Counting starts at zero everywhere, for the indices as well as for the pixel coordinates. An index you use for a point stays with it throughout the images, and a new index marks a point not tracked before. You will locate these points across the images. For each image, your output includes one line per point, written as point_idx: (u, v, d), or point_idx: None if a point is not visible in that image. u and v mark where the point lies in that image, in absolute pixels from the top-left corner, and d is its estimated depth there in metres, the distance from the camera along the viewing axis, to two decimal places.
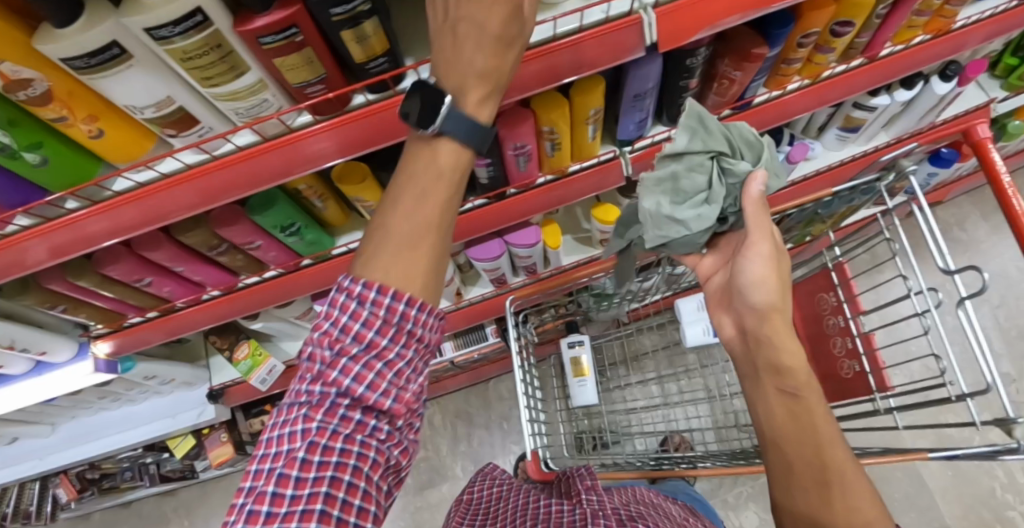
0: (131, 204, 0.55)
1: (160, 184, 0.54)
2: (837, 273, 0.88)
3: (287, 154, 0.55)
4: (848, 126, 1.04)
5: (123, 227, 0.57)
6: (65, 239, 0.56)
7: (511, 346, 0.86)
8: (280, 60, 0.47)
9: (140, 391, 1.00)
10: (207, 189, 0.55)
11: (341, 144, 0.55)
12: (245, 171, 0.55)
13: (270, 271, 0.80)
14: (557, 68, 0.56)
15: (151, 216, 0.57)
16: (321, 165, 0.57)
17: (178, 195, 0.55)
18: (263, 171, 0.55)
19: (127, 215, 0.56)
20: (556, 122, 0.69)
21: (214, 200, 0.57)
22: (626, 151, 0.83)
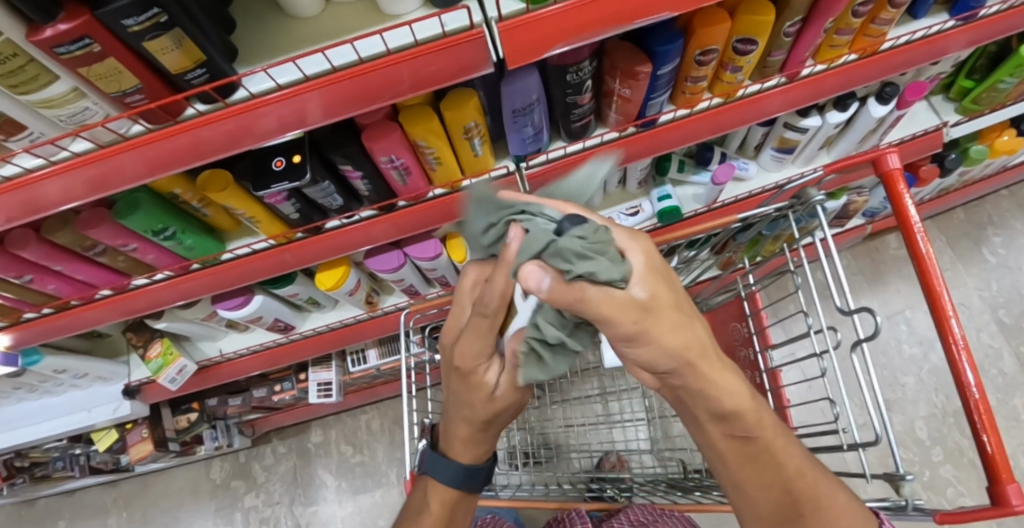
0: (76, 172, 0.55)
1: (103, 153, 0.54)
2: (749, 303, 0.85)
3: (232, 126, 0.54)
4: (783, 147, 1.01)
5: (72, 195, 0.56)
6: (12, 204, 0.56)
7: (404, 368, 0.87)
8: (86, 70, 0.47)
9: (55, 385, 1.01)
10: (154, 158, 0.55)
11: (287, 119, 0.54)
12: (193, 142, 0.54)
13: (158, 273, 0.80)
14: (387, 83, 0.54)
15: (99, 184, 0.56)
16: (277, 138, 0.56)
17: (127, 162, 0.55)
18: (210, 144, 0.55)
19: (75, 185, 0.56)
20: (428, 136, 0.67)
21: (164, 169, 0.56)
22: (521, 167, 0.81)
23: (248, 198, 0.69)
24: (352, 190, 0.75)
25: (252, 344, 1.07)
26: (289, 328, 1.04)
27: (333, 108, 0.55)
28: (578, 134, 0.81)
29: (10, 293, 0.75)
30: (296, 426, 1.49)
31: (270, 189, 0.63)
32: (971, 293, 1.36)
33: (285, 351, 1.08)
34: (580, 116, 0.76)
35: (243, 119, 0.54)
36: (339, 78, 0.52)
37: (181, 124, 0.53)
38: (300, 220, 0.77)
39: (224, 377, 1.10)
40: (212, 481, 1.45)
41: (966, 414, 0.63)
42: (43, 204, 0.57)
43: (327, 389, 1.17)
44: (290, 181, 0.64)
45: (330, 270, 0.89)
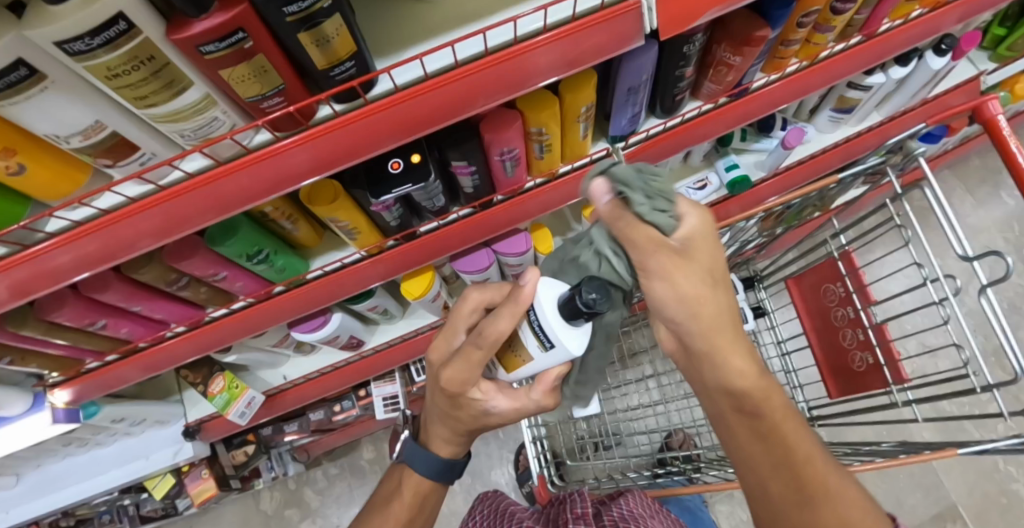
0: (90, 237, 0.47)
1: (121, 214, 0.46)
2: (845, 263, 0.86)
3: (262, 170, 0.48)
4: (841, 107, 1.00)
5: (87, 264, 0.49)
6: (26, 274, 0.47)
7: None
8: (227, 72, 0.40)
9: (107, 436, 0.92)
10: (176, 213, 0.48)
11: (321, 155, 0.48)
12: (220, 193, 0.48)
13: (237, 301, 0.73)
14: (539, 66, 0.49)
15: (113, 249, 0.49)
16: (300, 183, 0.50)
17: (139, 222, 0.48)
18: (238, 194, 0.48)
19: (90, 249, 0.48)
20: (546, 122, 0.64)
21: (181, 227, 0.49)
22: (618, 148, 0.79)
23: (354, 209, 0.63)
24: (456, 188, 0.70)
25: (320, 366, 1.01)
26: (359, 345, 0.98)
27: (382, 137, 0.49)
28: (672, 110, 0.78)
29: (79, 342, 0.67)
30: (345, 445, 1.42)
31: (394, 195, 0.57)
32: (997, 236, 1.42)
33: (355, 370, 1.02)
34: (680, 90, 0.73)
35: (275, 162, 0.47)
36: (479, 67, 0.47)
37: (206, 175, 0.46)
38: (396, 227, 0.72)
39: (290, 405, 1.03)
40: (263, 512, 1.37)
41: None
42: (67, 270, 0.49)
43: (394, 403, 1.12)
44: (412, 184, 0.58)
45: (417, 276, 0.85)
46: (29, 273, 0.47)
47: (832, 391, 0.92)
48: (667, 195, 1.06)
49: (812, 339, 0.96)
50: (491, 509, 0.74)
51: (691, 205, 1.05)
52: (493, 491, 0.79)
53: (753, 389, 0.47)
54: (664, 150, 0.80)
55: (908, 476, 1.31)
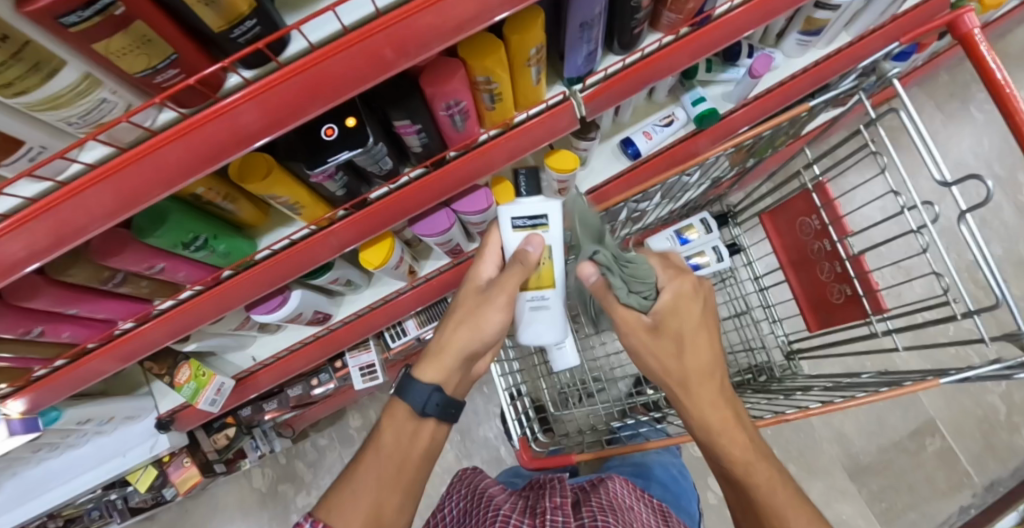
0: (38, 220, 0.42)
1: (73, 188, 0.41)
2: (819, 195, 0.85)
3: (210, 132, 0.42)
4: (809, 30, 0.95)
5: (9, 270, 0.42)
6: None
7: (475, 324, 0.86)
8: (103, 45, 0.34)
9: (78, 438, 0.89)
10: (127, 186, 0.42)
11: (275, 110, 0.43)
12: (170, 162, 0.42)
13: (185, 291, 0.68)
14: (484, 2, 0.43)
15: (61, 235, 0.43)
16: (256, 147, 0.44)
17: (86, 201, 0.42)
18: (188, 161, 0.42)
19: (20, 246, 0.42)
20: (492, 70, 0.58)
21: (134, 206, 0.43)
22: (576, 90, 0.73)
23: (292, 183, 0.58)
24: (404, 149, 0.65)
25: (289, 344, 0.98)
26: (326, 319, 0.95)
27: (335, 91, 0.43)
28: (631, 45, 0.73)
29: (19, 353, 0.63)
30: (331, 416, 1.42)
31: (331, 164, 0.53)
32: (965, 152, 1.42)
33: (327, 343, 0.99)
34: (638, 22, 0.68)
35: (226, 121, 0.42)
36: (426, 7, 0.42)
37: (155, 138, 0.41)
38: (344, 196, 0.68)
39: (264, 385, 1.00)
40: (258, 490, 1.38)
41: None
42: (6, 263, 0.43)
43: (371, 371, 1.12)
44: (351, 151, 0.54)
45: (375, 245, 0.81)
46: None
47: (811, 324, 0.94)
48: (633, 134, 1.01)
49: (788, 273, 0.97)
50: (469, 487, 0.73)
51: (658, 143, 1.00)
52: (473, 468, 0.78)
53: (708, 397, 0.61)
54: (625, 89, 0.74)
55: None
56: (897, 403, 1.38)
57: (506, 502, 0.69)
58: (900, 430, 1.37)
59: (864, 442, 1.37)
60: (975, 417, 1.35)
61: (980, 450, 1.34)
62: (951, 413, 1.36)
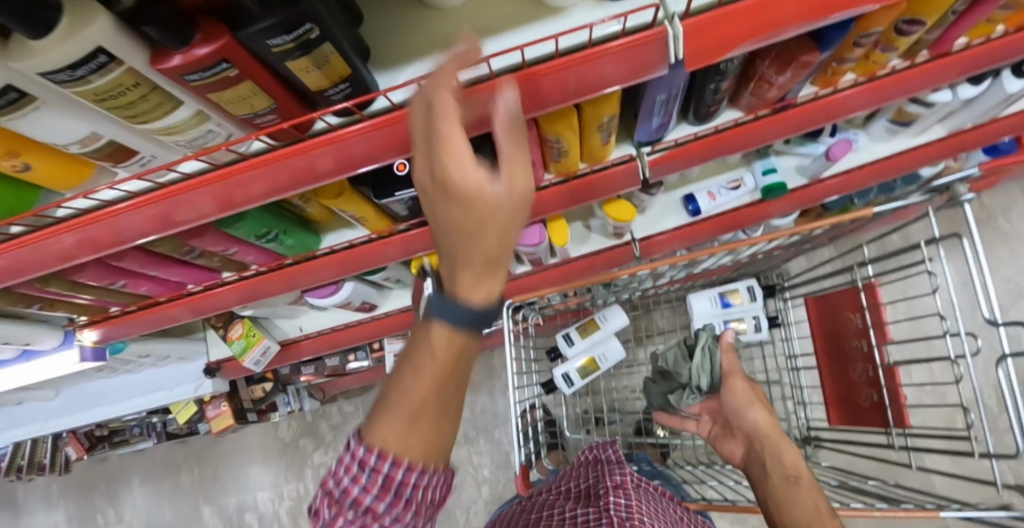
0: (264, 169, 0.48)
1: (302, 147, 0.46)
2: (868, 295, 0.82)
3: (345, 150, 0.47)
4: (900, 119, 0.91)
5: (98, 245, 0.52)
6: (104, 230, 0.51)
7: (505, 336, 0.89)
8: (216, 95, 0.41)
9: (136, 366, 1.01)
10: (261, 179, 0.48)
11: (375, 147, 0.47)
12: (299, 168, 0.48)
13: (250, 268, 0.75)
14: (566, 86, 0.47)
15: (178, 216, 0.51)
16: (359, 168, 0.49)
17: (200, 196, 0.49)
18: (310, 169, 0.48)
19: (101, 233, 0.51)
20: (563, 132, 0.60)
21: (248, 200, 0.50)
22: (643, 153, 0.74)
23: (361, 201, 0.63)
24: None
25: (332, 323, 1.02)
26: (371, 309, 1.00)
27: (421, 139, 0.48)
28: (706, 118, 0.73)
29: (100, 296, 0.72)
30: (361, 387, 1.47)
31: (396, 198, 0.57)
32: None
33: (366, 329, 1.03)
34: (715, 101, 0.69)
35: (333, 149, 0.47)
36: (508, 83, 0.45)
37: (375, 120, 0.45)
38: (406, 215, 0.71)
39: (304, 354, 1.05)
40: (281, 440, 1.46)
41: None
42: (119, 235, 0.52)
43: None
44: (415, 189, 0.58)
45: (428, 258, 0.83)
46: (37, 254, 0.52)
47: (833, 418, 0.91)
48: (696, 192, 0.98)
49: (821, 362, 0.93)
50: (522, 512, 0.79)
51: (720, 205, 0.97)
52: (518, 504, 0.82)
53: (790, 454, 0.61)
54: (694, 159, 0.75)
55: None
56: None
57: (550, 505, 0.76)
58: None
59: None
60: None
61: None
62: None
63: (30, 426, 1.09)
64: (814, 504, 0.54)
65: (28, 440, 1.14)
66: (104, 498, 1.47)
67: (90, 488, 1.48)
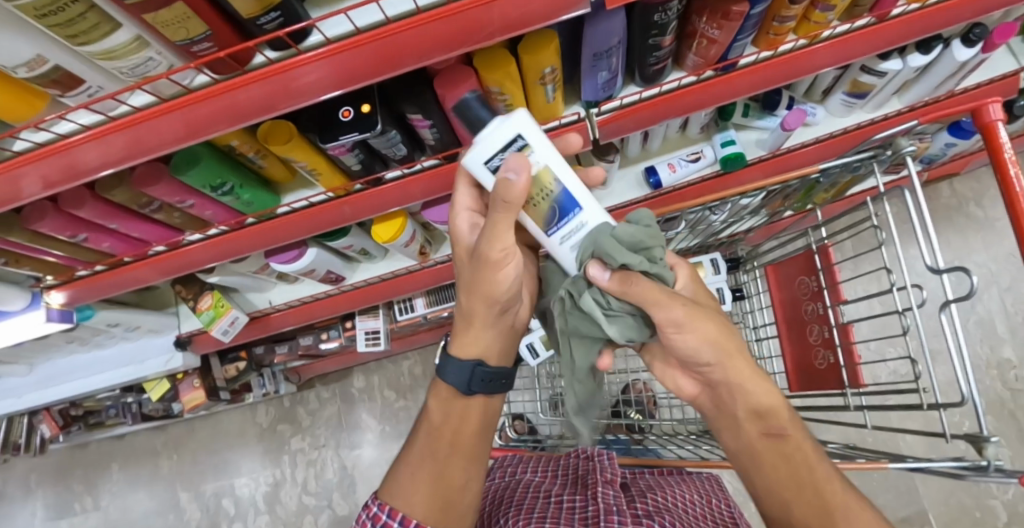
0: (168, 115, 0.50)
1: (276, 67, 0.48)
2: (820, 257, 0.82)
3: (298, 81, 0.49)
4: (855, 92, 0.93)
5: (119, 156, 0.52)
6: (58, 165, 0.52)
7: None
8: (152, 17, 0.42)
9: (107, 337, 1.02)
10: (226, 107, 0.50)
11: (331, 78, 0.50)
12: (258, 96, 0.50)
13: (213, 228, 0.77)
14: (483, 24, 0.49)
15: (138, 147, 0.51)
16: (311, 102, 0.51)
17: (163, 126, 0.50)
18: (265, 96, 0.50)
19: (119, 142, 0.51)
20: (503, 82, 0.63)
21: (202, 133, 0.51)
22: (592, 114, 0.76)
23: (311, 150, 0.65)
24: (418, 140, 0.70)
25: (302, 295, 1.04)
26: (338, 280, 1.01)
27: (367, 71, 0.50)
28: (653, 78, 0.76)
29: (65, 251, 0.75)
30: (338, 372, 1.48)
31: (339, 141, 0.58)
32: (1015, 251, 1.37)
33: (336, 301, 1.05)
34: (659, 59, 0.71)
35: (284, 79, 0.49)
36: (423, 18, 0.48)
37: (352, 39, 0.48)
38: (360, 172, 0.73)
39: (274, 328, 1.07)
40: (259, 425, 1.47)
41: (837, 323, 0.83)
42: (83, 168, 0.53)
43: (375, 337, 1.15)
44: (359, 132, 0.59)
45: (387, 222, 0.85)
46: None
47: (793, 384, 0.91)
48: (657, 164, 1.00)
49: (782, 330, 0.93)
50: (505, 496, 0.89)
51: (681, 177, 0.99)
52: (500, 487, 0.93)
53: (775, 408, 0.53)
54: (644, 120, 0.77)
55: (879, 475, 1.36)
56: (890, 486, 1.36)
57: (533, 495, 0.85)
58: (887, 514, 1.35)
59: None
60: (974, 520, 1.31)
61: None
62: (948, 508, 1.33)
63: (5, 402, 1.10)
64: (815, 463, 0.52)
65: (3, 418, 1.15)
66: (82, 485, 1.47)
67: (67, 476, 1.48)
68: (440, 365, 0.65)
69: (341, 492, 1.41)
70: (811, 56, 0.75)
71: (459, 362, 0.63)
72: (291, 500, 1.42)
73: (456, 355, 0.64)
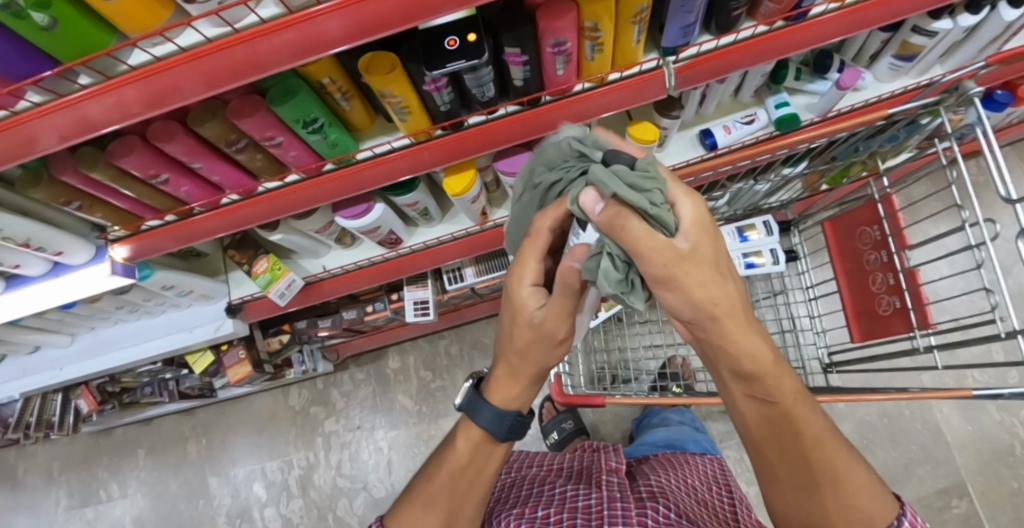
0: (185, 66, 0.51)
1: (293, 18, 0.50)
2: (883, 205, 0.84)
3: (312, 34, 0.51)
4: (904, 54, 0.96)
5: (128, 111, 0.52)
6: (71, 118, 0.52)
7: None
8: None
9: (157, 303, 1.00)
10: (239, 61, 0.51)
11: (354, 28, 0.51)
12: (263, 50, 0.51)
13: (291, 175, 0.77)
14: None
15: (158, 98, 0.52)
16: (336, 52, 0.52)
17: (184, 76, 0.51)
18: (283, 47, 0.51)
19: (131, 98, 0.52)
20: (601, 18, 0.64)
21: (221, 84, 0.52)
22: (669, 61, 0.77)
23: (408, 86, 0.65)
24: (506, 79, 0.70)
25: (357, 259, 1.03)
26: (396, 244, 1.00)
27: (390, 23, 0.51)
28: (727, 27, 0.77)
29: (139, 195, 0.74)
30: (373, 353, 1.46)
31: (448, 66, 0.59)
32: None
33: (390, 266, 1.04)
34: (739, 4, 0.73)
35: (307, 27, 0.50)
36: None
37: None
38: (445, 114, 0.73)
39: (326, 295, 1.05)
40: (291, 407, 1.44)
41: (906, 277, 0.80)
42: (98, 121, 0.53)
43: (424, 308, 1.13)
44: (465, 60, 0.60)
45: (458, 174, 0.84)
46: (7, 138, 0.52)
47: (854, 333, 0.92)
48: (712, 127, 1.02)
49: (840, 281, 0.94)
50: (516, 485, 0.87)
51: (736, 139, 1.01)
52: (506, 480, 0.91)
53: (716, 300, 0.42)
54: (716, 69, 0.79)
55: (919, 447, 1.36)
56: (930, 457, 1.36)
57: (543, 486, 0.83)
58: (928, 485, 1.34)
59: (892, 492, 1.35)
60: (1012, 491, 1.31)
61: (1009, 522, 1.29)
62: (988, 480, 1.32)
63: (44, 375, 1.07)
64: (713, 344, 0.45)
65: (39, 393, 1.12)
66: (106, 472, 1.42)
67: (91, 464, 1.43)
68: (472, 408, 0.62)
69: (376, 474, 1.37)
70: (819, 26, 0.77)
71: (495, 409, 0.60)
72: (324, 483, 1.37)
73: (488, 399, 0.61)
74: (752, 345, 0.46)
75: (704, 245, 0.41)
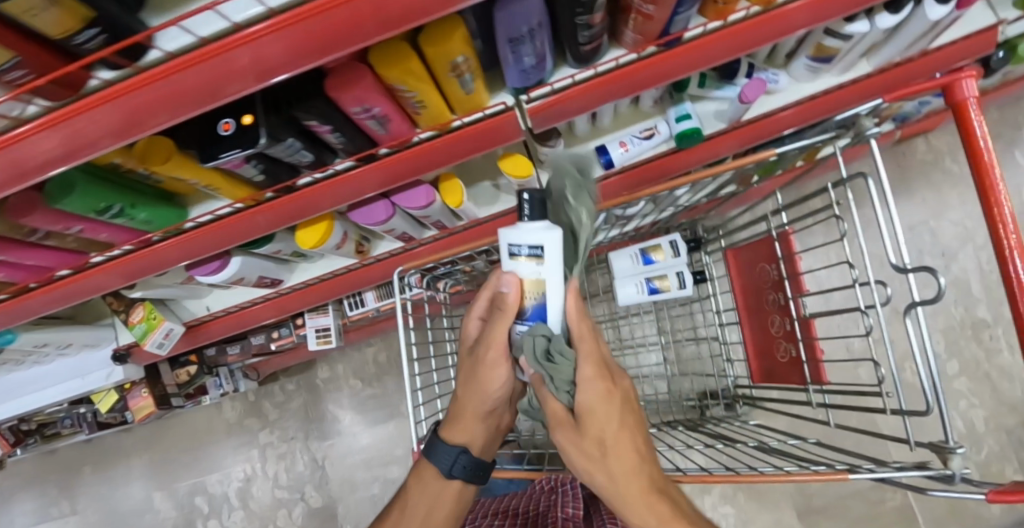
0: (105, 105, 0.42)
1: (209, 48, 0.40)
2: (781, 245, 0.77)
3: (255, 55, 0.41)
4: (820, 56, 0.85)
5: (51, 159, 0.44)
6: None
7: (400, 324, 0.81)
8: None
9: (40, 356, 0.97)
10: (173, 92, 0.42)
11: (297, 47, 0.42)
12: (195, 78, 0.41)
13: (116, 249, 0.71)
14: (328, 36, 0.41)
15: (77, 145, 0.43)
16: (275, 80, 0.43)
17: (103, 117, 0.42)
18: (215, 71, 0.41)
19: (57, 139, 0.43)
20: (408, 81, 0.55)
21: (148, 125, 0.43)
22: (522, 101, 0.68)
23: (200, 167, 0.58)
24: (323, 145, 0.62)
25: (239, 300, 0.98)
26: (276, 283, 0.95)
27: (344, 37, 0.42)
28: (586, 59, 0.67)
29: None
30: (301, 363, 1.44)
31: (219, 160, 0.51)
32: None
33: (275, 304, 0.99)
34: (590, 38, 0.63)
35: (249, 48, 0.41)
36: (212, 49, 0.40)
37: (281, 17, 0.40)
38: (267, 181, 0.66)
39: (216, 334, 1.02)
40: (226, 421, 1.45)
41: (804, 328, 0.75)
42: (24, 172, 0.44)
43: (326, 335, 1.10)
44: (241, 149, 0.52)
45: (311, 226, 0.78)
46: None
47: (755, 374, 0.87)
48: (609, 142, 0.92)
49: (742, 315, 0.88)
50: None
51: (635, 155, 0.92)
52: None
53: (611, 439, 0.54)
54: (578, 105, 0.70)
55: None
56: None
57: None
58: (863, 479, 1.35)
59: (825, 487, 1.36)
60: None
61: (942, 513, 1.31)
62: None
63: None
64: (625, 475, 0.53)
65: None
66: (55, 490, 1.46)
67: (42, 482, 1.47)
68: (428, 448, 0.65)
69: (314, 484, 1.40)
70: (788, 16, 0.66)
71: (446, 446, 0.64)
72: (264, 495, 1.41)
73: (444, 439, 0.65)
74: (629, 460, 0.53)
75: (591, 428, 0.54)
